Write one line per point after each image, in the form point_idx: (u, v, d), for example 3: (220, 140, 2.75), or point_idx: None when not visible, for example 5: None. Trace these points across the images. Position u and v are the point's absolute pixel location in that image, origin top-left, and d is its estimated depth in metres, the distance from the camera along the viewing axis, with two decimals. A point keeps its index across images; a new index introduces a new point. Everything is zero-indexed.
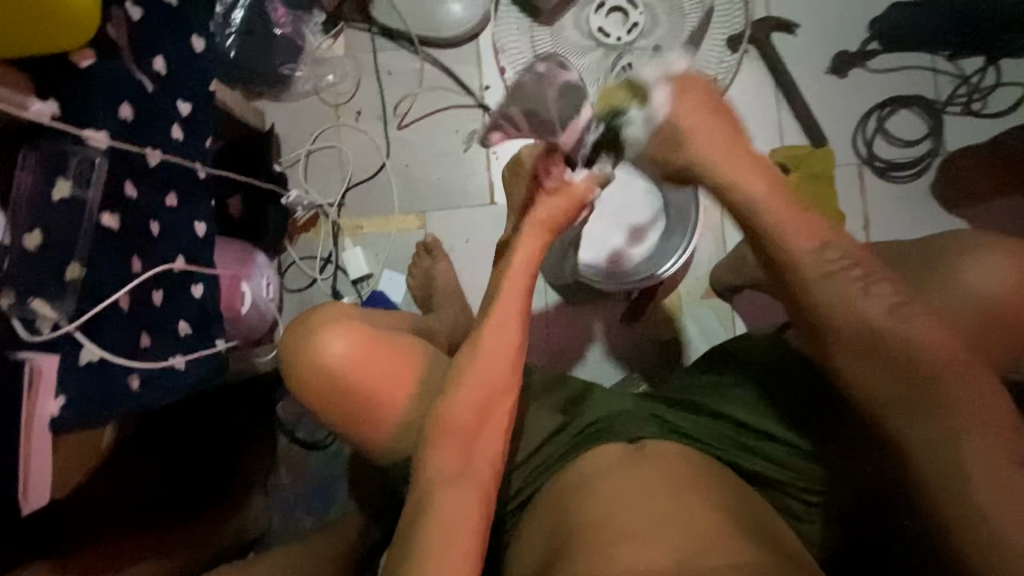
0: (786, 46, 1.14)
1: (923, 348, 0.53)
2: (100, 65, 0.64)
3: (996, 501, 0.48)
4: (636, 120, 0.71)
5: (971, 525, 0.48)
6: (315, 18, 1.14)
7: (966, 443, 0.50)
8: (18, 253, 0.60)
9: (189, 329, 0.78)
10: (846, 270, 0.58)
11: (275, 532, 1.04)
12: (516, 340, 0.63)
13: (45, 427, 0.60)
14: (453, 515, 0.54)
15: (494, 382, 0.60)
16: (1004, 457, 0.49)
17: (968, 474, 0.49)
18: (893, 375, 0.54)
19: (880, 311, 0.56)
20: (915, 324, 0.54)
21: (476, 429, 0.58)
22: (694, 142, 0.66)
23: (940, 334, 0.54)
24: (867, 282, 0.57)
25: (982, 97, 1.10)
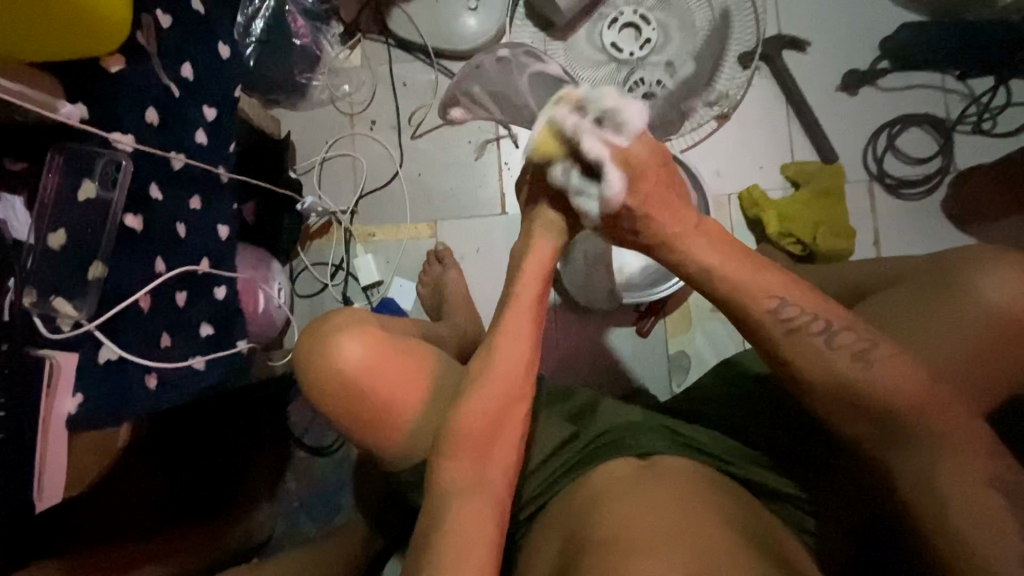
0: (796, 64, 1.15)
1: (892, 393, 0.53)
2: (129, 71, 0.65)
3: (978, 539, 0.49)
4: (591, 208, 0.62)
5: (961, 560, 0.49)
6: (332, 29, 1.17)
7: (944, 480, 0.51)
8: (41, 251, 0.62)
9: (210, 330, 0.79)
10: (809, 326, 0.55)
11: (280, 538, 1.03)
12: (527, 350, 0.62)
13: (62, 423, 0.61)
14: (467, 527, 0.54)
15: (507, 392, 0.60)
16: (981, 488, 0.50)
17: (946, 507, 0.50)
18: (864, 420, 0.54)
19: (848, 360, 0.54)
20: (883, 364, 0.54)
21: (489, 440, 0.58)
22: (657, 217, 0.60)
23: (912, 378, 0.53)
24: (832, 332, 0.55)
25: (992, 117, 1.11)
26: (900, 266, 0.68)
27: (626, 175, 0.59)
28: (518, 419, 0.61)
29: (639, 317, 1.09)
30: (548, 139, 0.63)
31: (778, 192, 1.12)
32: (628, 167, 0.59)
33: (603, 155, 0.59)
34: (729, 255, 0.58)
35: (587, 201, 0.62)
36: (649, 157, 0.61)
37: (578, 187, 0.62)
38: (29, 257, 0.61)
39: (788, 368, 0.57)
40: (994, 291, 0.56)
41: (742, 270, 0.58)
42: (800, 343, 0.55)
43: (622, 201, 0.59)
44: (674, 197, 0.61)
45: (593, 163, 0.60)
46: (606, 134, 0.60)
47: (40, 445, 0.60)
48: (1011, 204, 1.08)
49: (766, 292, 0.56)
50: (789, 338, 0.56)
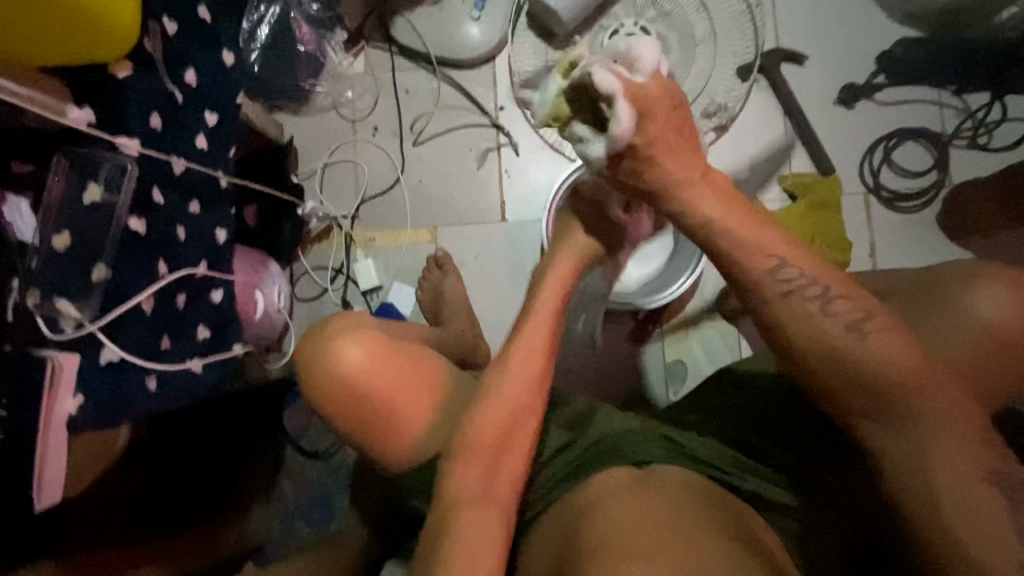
0: (794, 77, 1.16)
1: (885, 365, 0.52)
2: (136, 77, 0.67)
3: (962, 517, 0.49)
4: (596, 151, 0.58)
5: (946, 539, 0.49)
6: (337, 36, 1.18)
7: (932, 456, 0.51)
8: (45, 253, 0.62)
9: (207, 334, 0.79)
10: (803, 289, 0.55)
11: (276, 543, 1.02)
12: (543, 362, 0.64)
13: (62, 424, 0.61)
14: (474, 538, 0.54)
15: (519, 404, 0.61)
16: (967, 470, 0.50)
17: (935, 482, 0.50)
18: (860, 390, 0.53)
19: (840, 329, 0.54)
20: (877, 336, 0.53)
21: (500, 453, 0.59)
22: (663, 164, 0.58)
23: (905, 351, 0.53)
24: (827, 301, 0.55)
25: (988, 131, 1.12)
26: (895, 278, 0.68)
27: (635, 108, 0.54)
28: (530, 432, 0.62)
29: (636, 326, 1.10)
30: (558, 98, 0.58)
31: (775, 203, 1.13)
32: (639, 99, 0.54)
33: (612, 85, 0.53)
34: (730, 214, 0.58)
35: (593, 146, 0.58)
36: (662, 95, 0.56)
37: (582, 135, 0.58)
38: (33, 259, 0.62)
39: (781, 336, 0.57)
40: (984, 303, 0.58)
41: (741, 229, 0.57)
42: (794, 308, 0.55)
43: (630, 138, 0.55)
44: (685, 142, 0.59)
45: (601, 94, 0.55)
46: (616, 67, 0.55)
47: (41, 446, 0.60)
48: (1006, 218, 1.09)
49: (760, 255, 0.56)
50: (780, 301, 0.56)
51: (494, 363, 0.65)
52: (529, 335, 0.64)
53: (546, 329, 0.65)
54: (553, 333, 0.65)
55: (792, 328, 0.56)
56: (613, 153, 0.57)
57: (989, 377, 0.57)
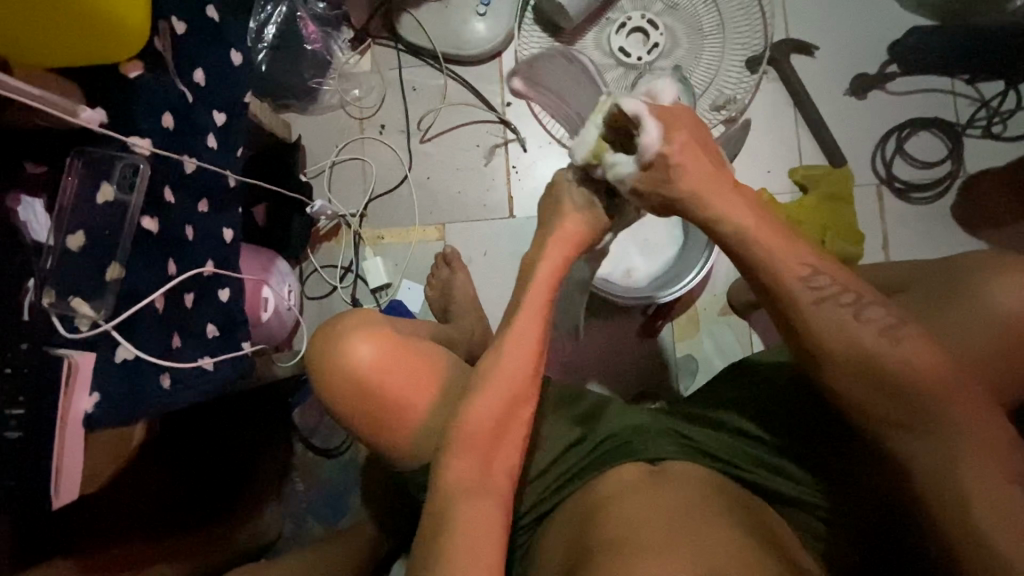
0: (804, 68, 1.15)
1: (919, 372, 0.51)
2: (147, 77, 0.67)
3: (1000, 532, 0.47)
4: (626, 170, 0.63)
5: (983, 551, 0.47)
6: (342, 35, 1.19)
7: (966, 466, 0.49)
8: (60, 253, 0.63)
9: (216, 332, 0.79)
10: (835, 296, 0.55)
11: (286, 539, 1.04)
12: (535, 348, 0.63)
13: (79, 421, 0.62)
14: (472, 528, 0.54)
15: (513, 392, 0.61)
16: (1002, 479, 0.48)
17: (966, 492, 0.49)
18: (885, 396, 0.52)
19: (874, 336, 0.53)
20: (910, 344, 0.52)
21: (494, 442, 0.59)
22: (688, 176, 0.60)
23: (935, 357, 0.52)
24: (858, 308, 0.54)
25: (1002, 120, 1.10)
26: (910, 269, 0.67)
27: (662, 128, 0.60)
28: (521, 421, 0.61)
29: (646, 321, 1.09)
30: (596, 137, 0.65)
31: (786, 196, 1.13)
32: (662, 121, 0.61)
33: (640, 109, 0.61)
34: (761, 224, 0.58)
35: (622, 167, 0.63)
36: (681, 119, 0.63)
37: (615, 158, 0.63)
38: (49, 259, 0.63)
39: (811, 344, 0.55)
40: (1005, 295, 0.57)
41: (765, 238, 0.57)
42: (823, 314, 0.54)
43: (660, 150, 0.60)
44: (708, 158, 0.62)
45: (628, 124, 0.62)
46: (642, 103, 0.64)
47: (57, 443, 0.61)
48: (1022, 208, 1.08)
49: (794, 265, 0.56)
50: (815, 308, 0.54)
51: (483, 357, 0.64)
52: (520, 322, 0.63)
53: (538, 309, 0.65)
54: (544, 321, 0.64)
55: (828, 339, 0.54)
56: (642, 170, 0.61)
57: (1005, 370, 0.56)
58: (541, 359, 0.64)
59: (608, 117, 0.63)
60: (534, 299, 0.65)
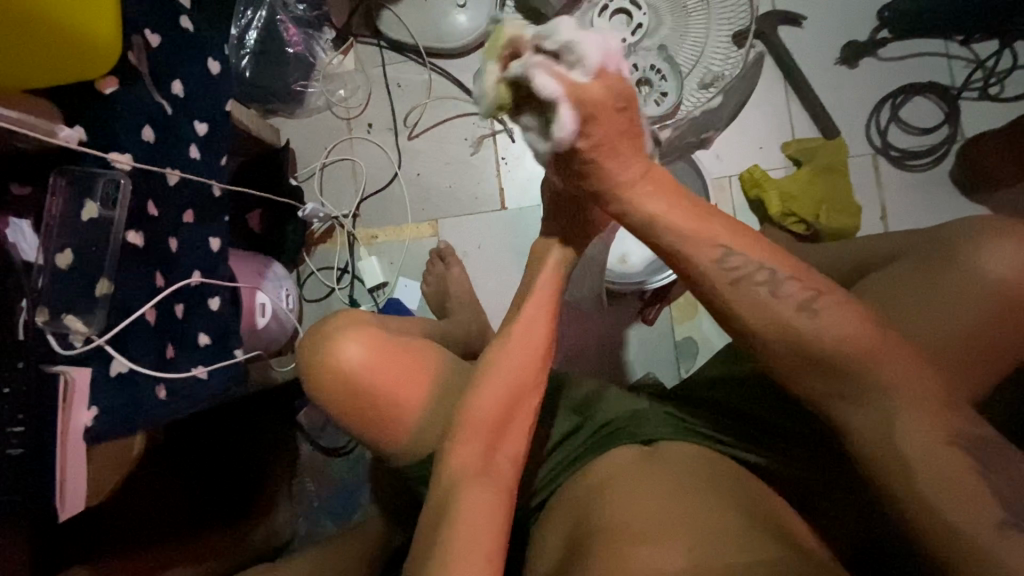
0: (792, 39, 1.13)
1: (849, 342, 0.48)
2: (122, 91, 0.67)
3: (945, 492, 0.44)
4: (539, 147, 0.53)
5: (929, 515, 0.44)
6: (325, 35, 1.18)
7: (902, 433, 0.46)
8: (50, 271, 0.66)
9: (208, 340, 0.79)
10: (751, 275, 0.51)
11: (302, 537, 1.06)
12: (543, 344, 0.64)
13: (80, 436, 0.64)
14: (483, 515, 0.53)
15: (519, 381, 0.61)
16: (944, 445, 0.45)
17: (908, 462, 0.46)
18: (816, 369, 0.50)
19: (793, 311, 0.50)
20: (831, 311, 0.49)
21: (500, 429, 0.59)
22: (605, 167, 0.53)
23: (859, 324, 0.49)
24: (775, 283, 0.51)
25: (999, 80, 1.08)
26: (899, 240, 0.67)
27: (580, 113, 0.49)
28: (528, 411, 0.62)
29: (643, 305, 1.09)
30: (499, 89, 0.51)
31: (779, 171, 1.10)
32: (586, 102, 0.49)
33: (553, 92, 0.48)
34: (676, 207, 0.54)
35: (535, 142, 0.53)
36: (605, 97, 0.49)
37: (528, 126, 0.52)
38: (40, 278, 0.65)
39: (739, 328, 0.52)
40: (995, 260, 0.54)
41: (687, 224, 0.53)
42: (747, 295, 0.51)
43: (574, 136, 0.50)
44: (631, 144, 0.53)
45: (546, 103, 0.49)
46: (562, 62, 0.49)
47: (60, 458, 0.63)
48: None
49: (707, 246, 0.52)
50: (731, 290, 0.51)
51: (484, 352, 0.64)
52: (527, 315, 0.64)
53: (543, 304, 0.65)
54: (550, 318, 0.65)
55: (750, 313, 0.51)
56: (556, 153, 0.52)
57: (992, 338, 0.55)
58: (550, 353, 0.65)
59: (511, 75, 0.50)
60: (528, 297, 0.66)
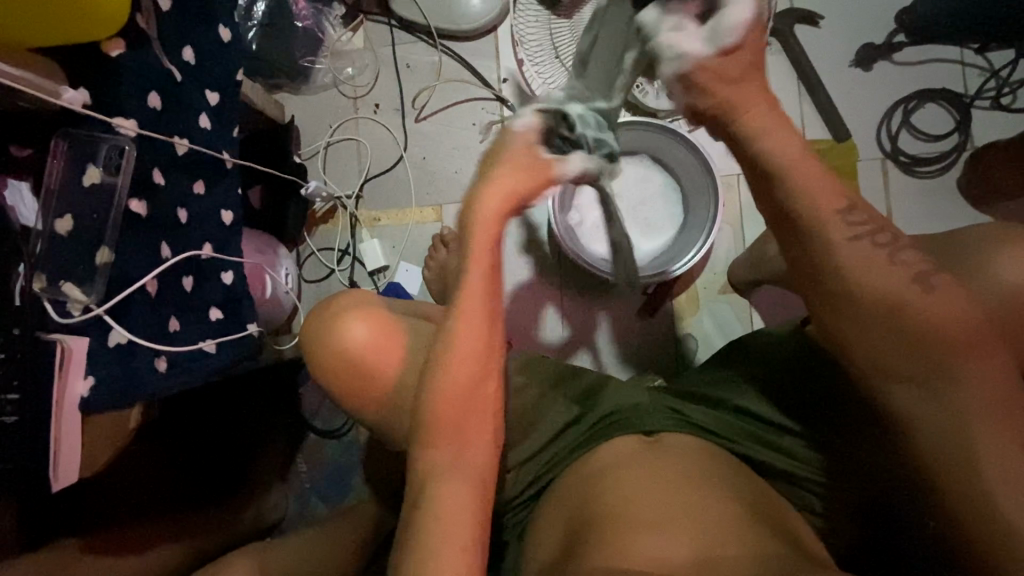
0: (808, 38, 1.12)
1: (953, 329, 0.49)
2: (128, 56, 0.65)
3: (1008, 494, 0.47)
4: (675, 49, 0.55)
5: (984, 507, 0.47)
6: (334, 11, 1.16)
7: (979, 431, 0.48)
8: (49, 237, 0.64)
9: (218, 314, 0.79)
10: (869, 235, 0.53)
11: (292, 517, 1.05)
12: (489, 313, 0.58)
13: (75, 406, 0.62)
14: (474, 499, 0.54)
15: (474, 366, 0.57)
16: (1017, 446, 0.48)
17: (979, 463, 0.48)
18: (910, 351, 0.50)
19: (909, 287, 0.51)
20: (935, 300, 0.50)
21: (462, 422, 0.56)
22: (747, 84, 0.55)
23: (961, 314, 0.50)
24: (893, 250, 0.52)
25: (1012, 91, 1.08)
26: None
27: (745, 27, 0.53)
28: (489, 394, 0.58)
29: (646, 300, 1.08)
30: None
31: None
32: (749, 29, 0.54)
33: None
34: (801, 153, 0.54)
35: (672, 48, 0.55)
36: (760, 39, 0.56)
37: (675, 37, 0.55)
38: (38, 243, 0.63)
39: (835, 290, 0.54)
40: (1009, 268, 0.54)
41: (802, 179, 0.53)
42: (857, 254, 0.52)
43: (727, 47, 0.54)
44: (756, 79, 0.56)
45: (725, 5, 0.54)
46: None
47: (54, 429, 0.61)
48: None
49: (831, 199, 0.53)
50: (847, 244, 0.52)
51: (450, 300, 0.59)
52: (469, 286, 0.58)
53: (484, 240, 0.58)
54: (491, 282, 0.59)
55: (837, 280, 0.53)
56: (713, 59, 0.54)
57: None
58: (496, 324, 0.59)
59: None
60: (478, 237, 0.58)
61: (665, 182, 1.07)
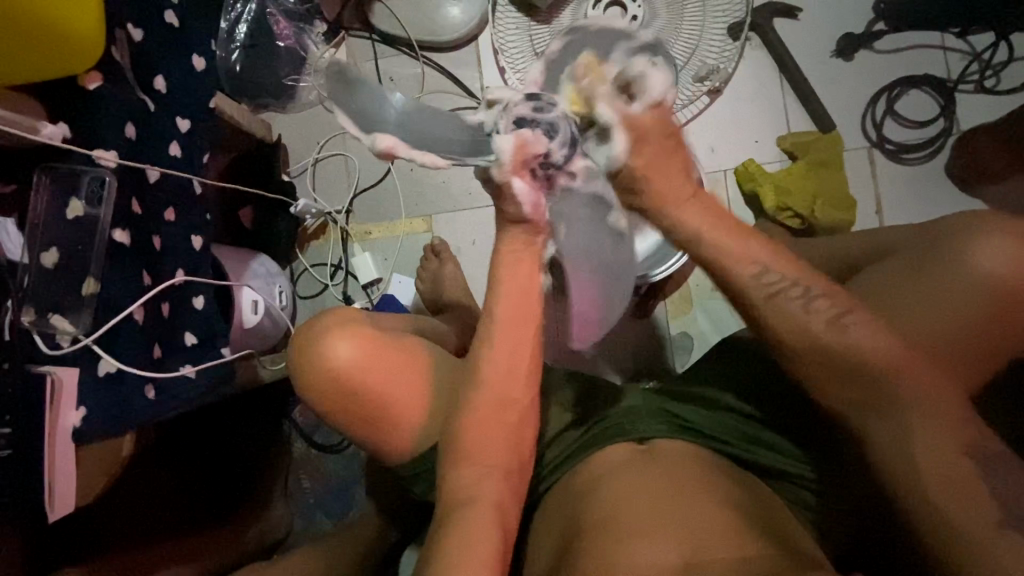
0: (788, 32, 1.12)
1: (877, 356, 0.52)
2: (106, 87, 0.66)
3: (953, 504, 0.47)
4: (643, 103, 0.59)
5: (931, 514, 0.48)
6: (315, 29, 1.15)
7: (916, 445, 0.49)
8: (36, 270, 0.65)
9: (194, 340, 0.77)
10: (785, 289, 0.56)
11: (298, 533, 1.04)
12: (519, 343, 0.63)
13: (68, 437, 0.63)
14: (486, 508, 0.56)
15: (495, 393, 0.61)
16: (956, 451, 0.48)
17: (921, 477, 0.49)
18: (840, 379, 0.53)
19: (823, 325, 0.54)
20: (857, 329, 0.54)
21: (474, 445, 0.59)
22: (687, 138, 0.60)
23: (884, 341, 0.53)
24: (812, 296, 0.56)
25: (995, 73, 1.07)
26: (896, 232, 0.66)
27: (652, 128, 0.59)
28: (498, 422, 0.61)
29: (639, 301, 1.08)
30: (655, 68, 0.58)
31: (776, 165, 1.09)
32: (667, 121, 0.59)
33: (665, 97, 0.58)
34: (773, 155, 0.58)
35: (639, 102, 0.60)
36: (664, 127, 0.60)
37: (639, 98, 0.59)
38: (26, 277, 0.65)
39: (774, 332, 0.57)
40: (987, 257, 0.54)
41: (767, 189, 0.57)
42: (783, 303, 0.56)
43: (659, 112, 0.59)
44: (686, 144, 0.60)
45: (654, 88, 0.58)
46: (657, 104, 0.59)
47: (47, 460, 0.62)
48: None
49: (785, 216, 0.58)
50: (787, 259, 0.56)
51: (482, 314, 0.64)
52: (507, 311, 0.63)
53: (514, 252, 0.63)
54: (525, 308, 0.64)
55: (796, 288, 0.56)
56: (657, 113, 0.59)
57: (994, 339, 0.54)
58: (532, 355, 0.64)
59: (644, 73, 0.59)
60: (510, 246, 0.63)
61: None
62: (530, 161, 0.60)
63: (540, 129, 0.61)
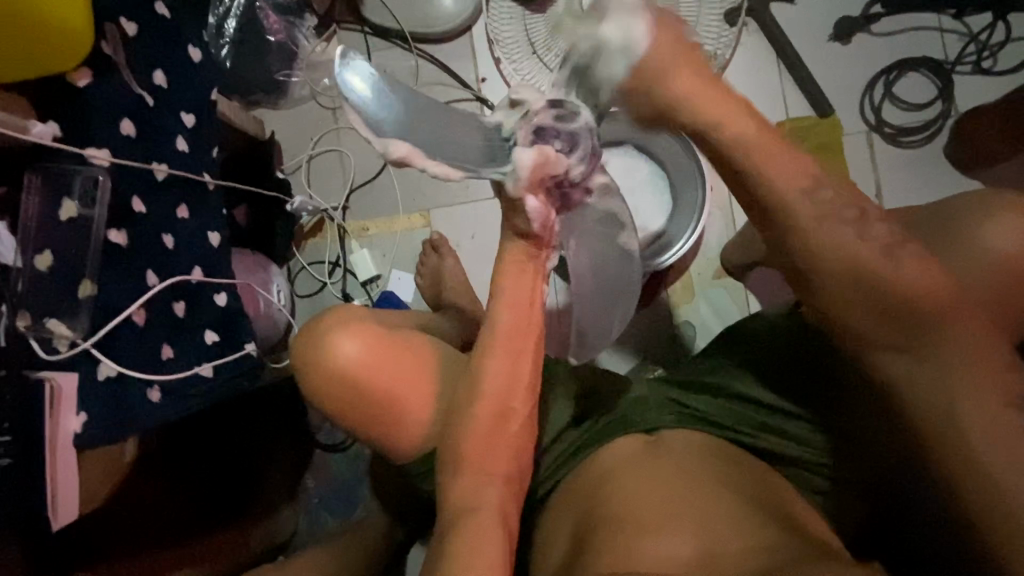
0: (785, 17, 1.11)
1: (922, 293, 0.50)
2: (95, 84, 0.65)
3: (995, 454, 0.47)
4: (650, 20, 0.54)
5: (977, 474, 0.47)
6: (306, 22, 1.12)
7: (960, 390, 0.49)
8: (29, 275, 0.64)
9: (216, 338, 0.76)
10: (841, 211, 0.53)
11: (303, 533, 1.05)
12: (524, 342, 0.60)
13: (69, 445, 0.62)
14: (490, 515, 0.55)
15: (506, 396, 0.59)
16: (1002, 403, 0.48)
17: (961, 417, 0.48)
18: (886, 317, 0.51)
19: (877, 254, 0.52)
20: (912, 265, 0.51)
21: (485, 446, 0.58)
22: None
23: (935, 276, 0.51)
24: (863, 223, 0.53)
25: (992, 54, 1.07)
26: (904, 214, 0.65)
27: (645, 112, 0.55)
28: (512, 425, 0.59)
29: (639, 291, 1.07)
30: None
31: None
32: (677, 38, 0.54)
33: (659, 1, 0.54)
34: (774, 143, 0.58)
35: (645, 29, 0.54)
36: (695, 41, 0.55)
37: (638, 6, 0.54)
38: (19, 281, 0.63)
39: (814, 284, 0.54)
40: (994, 236, 0.54)
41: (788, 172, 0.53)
42: (828, 228, 0.53)
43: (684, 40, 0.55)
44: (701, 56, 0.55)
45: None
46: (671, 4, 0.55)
47: (50, 470, 0.61)
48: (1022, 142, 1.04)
49: None
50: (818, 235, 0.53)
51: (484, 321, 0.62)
52: (507, 303, 0.60)
53: (523, 254, 0.60)
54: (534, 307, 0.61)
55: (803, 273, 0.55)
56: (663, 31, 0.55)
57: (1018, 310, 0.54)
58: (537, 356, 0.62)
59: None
60: (515, 256, 0.60)
61: (652, 171, 1.05)
62: (546, 180, 0.57)
63: (559, 139, 0.58)
